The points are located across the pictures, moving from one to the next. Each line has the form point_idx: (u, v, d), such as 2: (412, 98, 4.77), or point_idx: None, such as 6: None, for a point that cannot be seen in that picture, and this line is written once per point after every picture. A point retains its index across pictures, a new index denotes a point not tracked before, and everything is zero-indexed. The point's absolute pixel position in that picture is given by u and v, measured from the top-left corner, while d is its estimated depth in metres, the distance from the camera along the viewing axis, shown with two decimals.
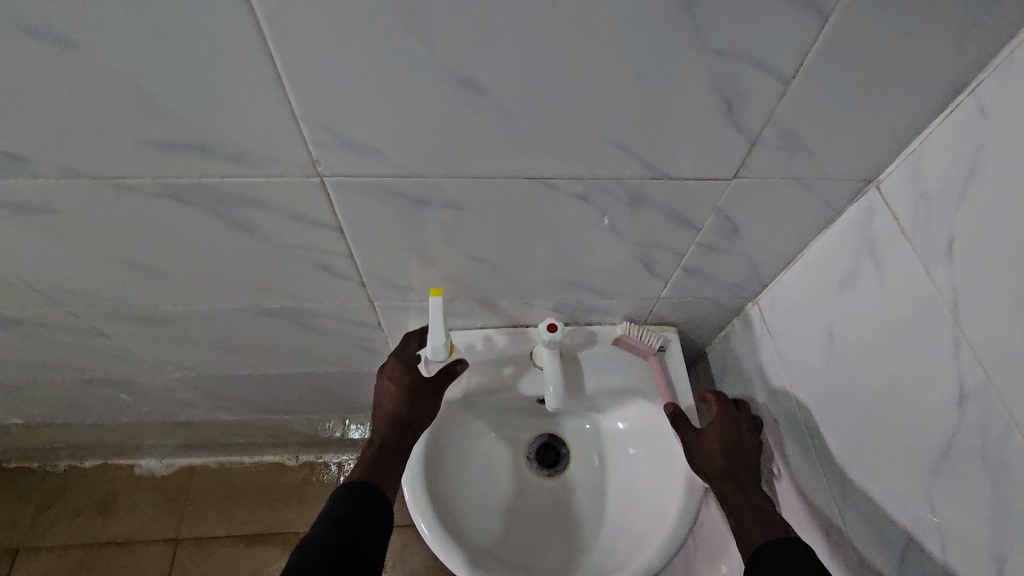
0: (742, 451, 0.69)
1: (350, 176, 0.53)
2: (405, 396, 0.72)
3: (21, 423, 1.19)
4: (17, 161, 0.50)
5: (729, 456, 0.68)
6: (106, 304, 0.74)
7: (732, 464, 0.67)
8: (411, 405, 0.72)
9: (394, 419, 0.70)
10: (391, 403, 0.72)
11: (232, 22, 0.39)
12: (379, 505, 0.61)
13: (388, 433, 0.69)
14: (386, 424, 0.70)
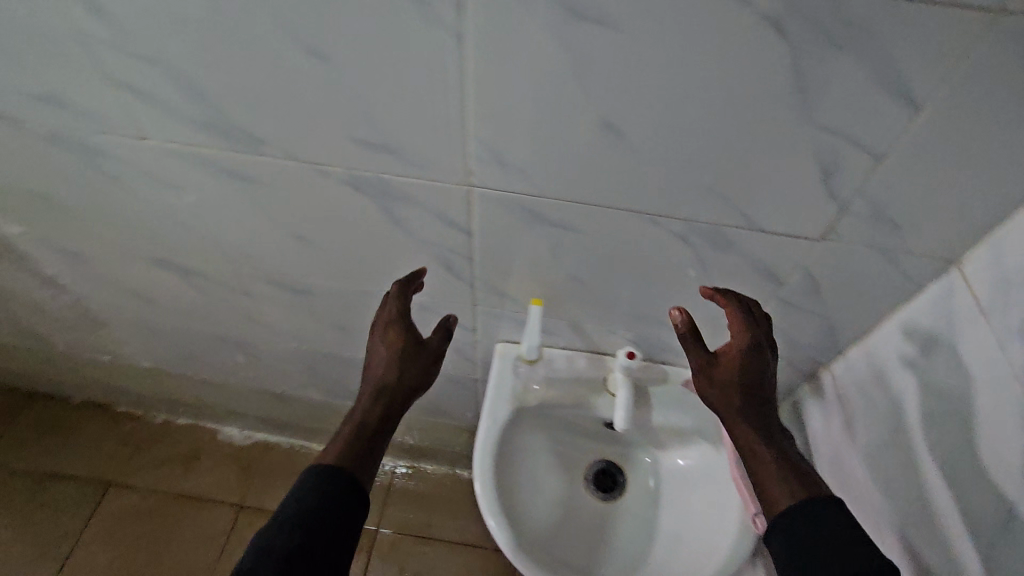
0: (762, 384, 0.65)
1: (493, 189, 0.65)
2: (399, 356, 0.74)
3: (149, 368, 1.39)
4: (254, 143, 0.66)
5: (749, 392, 0.65)
6: (264, 268, 0.89)
7: (750, 408, 0.64)
8: (401, 369, 0.73)
9: (377, 390, 0.72)
10: (380, 368, 0.73)
11: (448, 58, 0.53)
12: (347, 497, 0.62)
13: (370, 406, 0.71)
14: (369, 396, 0.71)
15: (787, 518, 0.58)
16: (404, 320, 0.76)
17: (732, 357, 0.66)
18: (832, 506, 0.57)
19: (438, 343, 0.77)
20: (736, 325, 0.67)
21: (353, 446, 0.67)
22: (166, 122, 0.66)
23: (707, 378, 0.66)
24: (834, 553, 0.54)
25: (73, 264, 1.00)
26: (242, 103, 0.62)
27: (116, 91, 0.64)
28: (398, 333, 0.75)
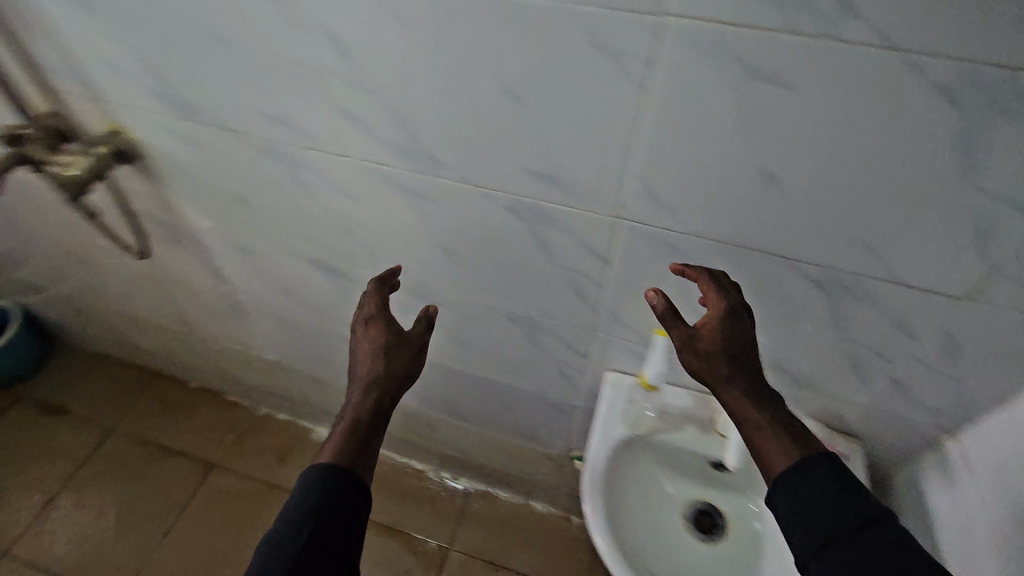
0: (746, 347, 0.67)
1: (640, 223, 0.72)
2: (383, 350, 0.77)
3: (271, 361, 1.53)
4: (434, 165, 0.77)
5: (732, 359, 0.66)
6: (407, 278, 1.00)
7: (742, 375, 0.65)
8: (388, 359, 0.76)
9: (367, 382, 0.74)
10: (368, 362, 0.76)
11: (627, 104, 0.61)
12: (345, 490, 0.65)
13: (359, 398, 0.73)
14: (358, 391, 0.73)
15: (791, 478, 0.62)
16: (382, 315, 0.81)
17: (709, 328, 0.67)
18: (829, 465, 0.62)
19: (419, 331, 0.81)
20: (709, 294, 0.69)
21: (348, 435, 0.70)
22: (364, 142, 0.78)
23: (692, 352, 0.66)
24: (836, 509, 0.59)
25: (241, 259, 1.15)
26: (434, 131, 0.72)
27: (333, 114, 0.76)
28: (378, 327, 0.79)
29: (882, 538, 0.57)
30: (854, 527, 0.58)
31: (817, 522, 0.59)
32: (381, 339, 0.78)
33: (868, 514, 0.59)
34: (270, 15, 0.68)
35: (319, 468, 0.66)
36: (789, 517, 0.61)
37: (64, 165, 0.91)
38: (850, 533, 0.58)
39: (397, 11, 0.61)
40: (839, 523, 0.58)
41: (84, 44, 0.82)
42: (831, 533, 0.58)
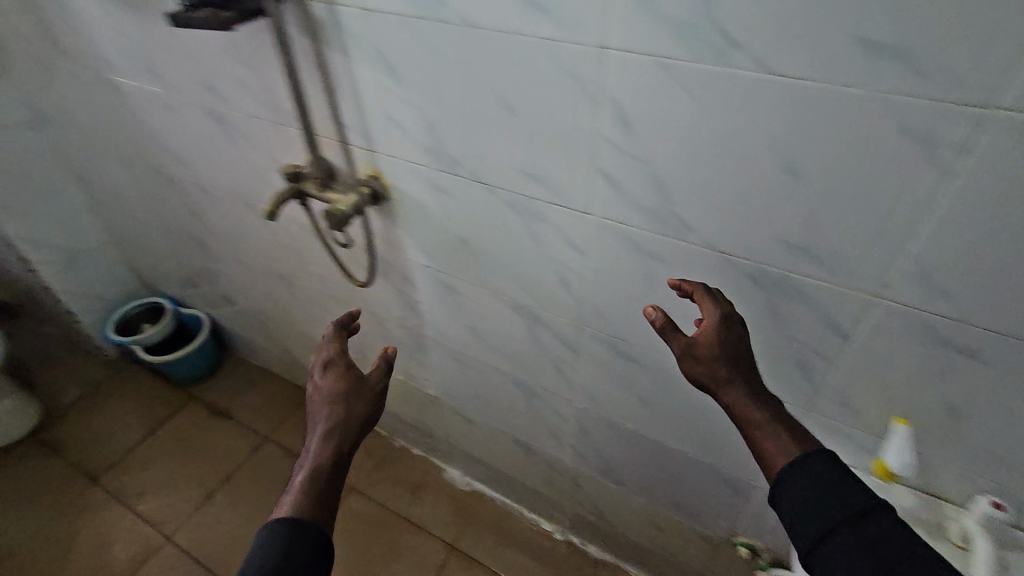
0: (741, 353, 0.78)
1: (904, 304, 0.72)
2: (347, 396, 0.92)
3: (428, 396, 1.61)
4: (682, 229, 0.82)
5: (728, 364, 0.78)
6: (612, 332, 1.04)
7: (737, 376, 0.77)
8: (349, 406, 0.92)
9: (328, 429, 0.88)
10: (334, 407, 0.91)
11: (925, 191, 0.63)
12: (305, 529, 0.78)
13: (321, 444, 0.87)
14: (317, 434, 0.88)
15: (795, 475, 0.71)
16: (343, 361, 0.96)
17: (706, 336, 0.78)
18: (823, 461, 0.71)
19: (377, 377, 0.96)
20: (707, 304, 0.80)
21: (319, 482, 0.83)
22: (613, 204, 0.85)
23: (699, 360, 0.78)
24: (837, 503, 0.68)
25: (441, 298, 1.26)
26: (693, 199, 0.78)
27: (592, 178, 0.84)
28: (338, 372, 0.95)
29: (880, 529, 0.65)
30: (850, 517, 0.67)
31: (816, 513, 0.68)
32: (347, 386, 0.93)
33: (862, 504, 0.67)
34: (565, 90, 0.78)
35: (290, 519, 0.78)
36: (793, 510, 0.70)
37: (337, 204, 1.07)
38: (847, 522, 0.67)
39: (696, 92, 0.69)
40: (838, 513, 0.67)
41: (378, 106, 0.98)
42: (831, 523, 0.67)
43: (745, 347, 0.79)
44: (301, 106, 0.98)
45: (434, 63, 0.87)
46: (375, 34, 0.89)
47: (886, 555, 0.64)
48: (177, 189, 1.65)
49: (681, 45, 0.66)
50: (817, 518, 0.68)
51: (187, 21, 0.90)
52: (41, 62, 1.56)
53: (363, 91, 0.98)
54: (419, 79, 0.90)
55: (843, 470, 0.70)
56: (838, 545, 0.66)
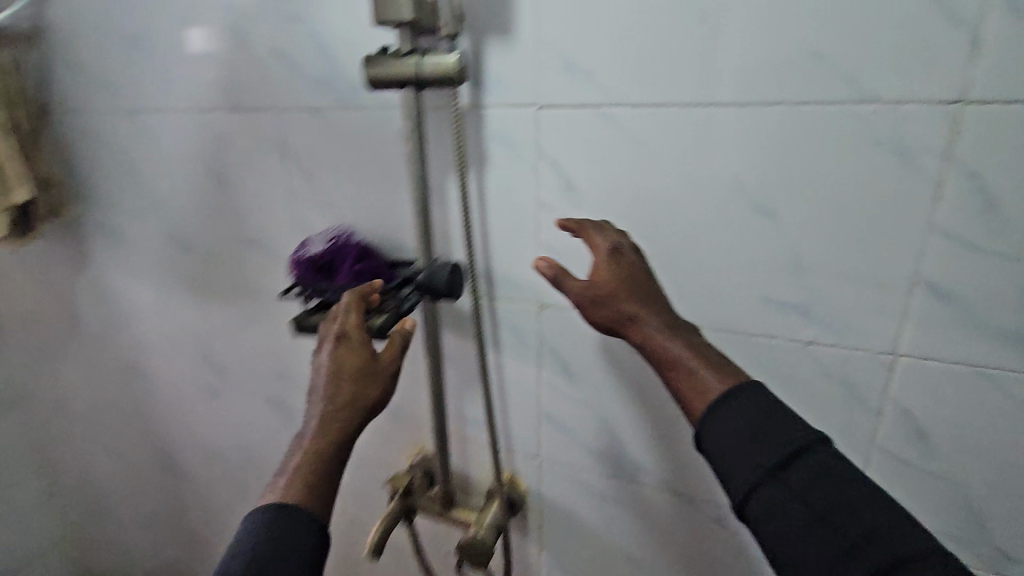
0: (646, 282, 0.60)
1: None
2: (359, 374, 0.59)
3: None
4: (1000, 559, 0.62)
5: (632, 296, 0.59)
6: None
7: (639, 302, 0.59)
8: (360, 387, 0.59)
9: (329, 416, 0.57)
10: (342, 388, 0.58)
11: None
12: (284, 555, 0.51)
13: (318, 430, 0.57)
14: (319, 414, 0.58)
15: (720, 417, 0.51)
16: (355, 332, 0.61)
17: (600, 275, 0.60)
18: (749, 394, 0.51)
19: (394, 355, 0.62)
20: (596, 237, 0.63)
21: (307, 486, 0.55)
22: None
23: (594, 302, 0.60)
24: (771, 444, 0.48)
25: None
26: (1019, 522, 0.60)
27: None
28: (348, 346, 0.60)
29: (813, 468, 0.47)
30: (785, 462, 0.48)
31: (748, 466, 0.48)
32: (355, 362, 0.59)
33: (795, 440, 0.48)
34: (832, 399, 0.63)
35: (263, 534, 0.52)
36: (717, 457, 0.51)
37: (472, 528, 0.81)
38: (778, 471, 0.48)
39: None
40: (772, 460, 0.48)
41: (528, 403, 0.80)
42: (756, 473, 0.48)
43: (648, 277, 0.61)
44: (440, 410, 0.78)
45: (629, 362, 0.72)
46: (547, 330, 0.75)
47: (819, 508, 0.46)
48: (185, 484, 1.32)
49: (1013, 354, 0.54)
50: (747, 468, 0.48)
51: None
52: (37, 347, 1.31)
53: (514, 386, 0.80)
54: (603, 379, 0.74)
55: (768, 402, 0.50)
56: (786, 512, 0.47)
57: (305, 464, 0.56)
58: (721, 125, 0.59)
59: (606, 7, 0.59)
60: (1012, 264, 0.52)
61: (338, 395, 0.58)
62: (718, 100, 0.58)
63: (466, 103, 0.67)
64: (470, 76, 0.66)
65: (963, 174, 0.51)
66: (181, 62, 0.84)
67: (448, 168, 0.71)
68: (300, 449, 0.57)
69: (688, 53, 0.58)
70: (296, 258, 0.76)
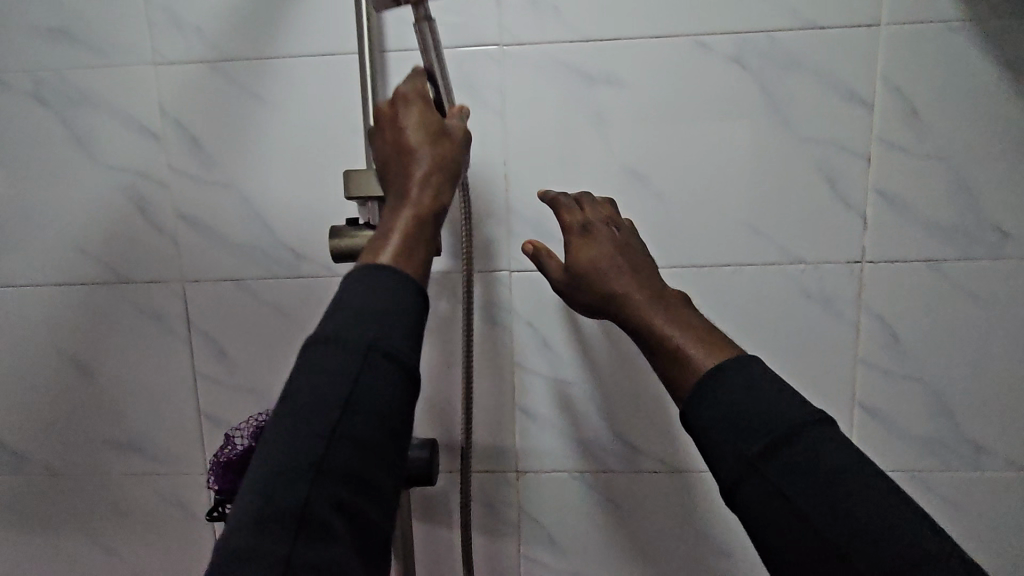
0: (634, 253, 0.53)
1: None
2: (435, 134, 0.49)
3: None
4: None
5: (623, 270, 0.51)
6: None
7: (629, 276, 0.51)
8: (439, 146, 0.49)
9: (423, 174, 0.48)
10: (426, 148, 0.49)
11: None
12: (388, 305, 0.42)
13: (414, 188, 0.48)
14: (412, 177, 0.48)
15: (697, 407, 0.44)
16: (419, 94, 0.51)
17: (579, 254, 0.53)
18: (736, 376, 0.44)
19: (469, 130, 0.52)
20: (568, 215, 0.56)
21: (408, 243, 0.45)
22: None
23: (572, 281, 0.54)
24: (755, 430, 0.41)
25: None
26: None
27: None
28: (421, 109, 0.50)
29: (799, 456, 0.40)
30: (771, 447, 0.41)
31: (725, 455, 0.42)
32: (431, 128, 0.50)
33: (784, 423, 0.41)
34: None
35: (352, 286, 0.42)
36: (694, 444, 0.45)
37: None
38: (762, 461, 0.41)
39: (953, 495, 0.66)
40: (756, 446, 0.41)
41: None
42: (742, 462, 0.41)
43: (633, 249, 0.53)
44: None
45: (637, 508, 0.69)
46: (527, 497, 0.70)
47: (803, 498, 0.40)
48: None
49: (932, 456, 0.66)
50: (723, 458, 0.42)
51: None
52: None
53: (490, 565, 0.72)
54: (590, 539, 0.70)
55: (765, 377, 0.43)
56: (766, 507, 0.41)
57: (403, 217, 0.46)
58: (692, 287, 0.65)
59: (577, 173, 0.63)
60: (918, 383, 0.65)
61: (425, 157, 0.49)
62: (686, 261, 0.64)
63: (448, 271, 0.66)
64: (446, 247, 0.65)
65: (872, 316, 0.64)
66: (38, 229, 0.67)
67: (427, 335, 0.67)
68: (397, 209, 0.47)
69: (656, 217, 0.63)
70: (219, 462, 0.61)
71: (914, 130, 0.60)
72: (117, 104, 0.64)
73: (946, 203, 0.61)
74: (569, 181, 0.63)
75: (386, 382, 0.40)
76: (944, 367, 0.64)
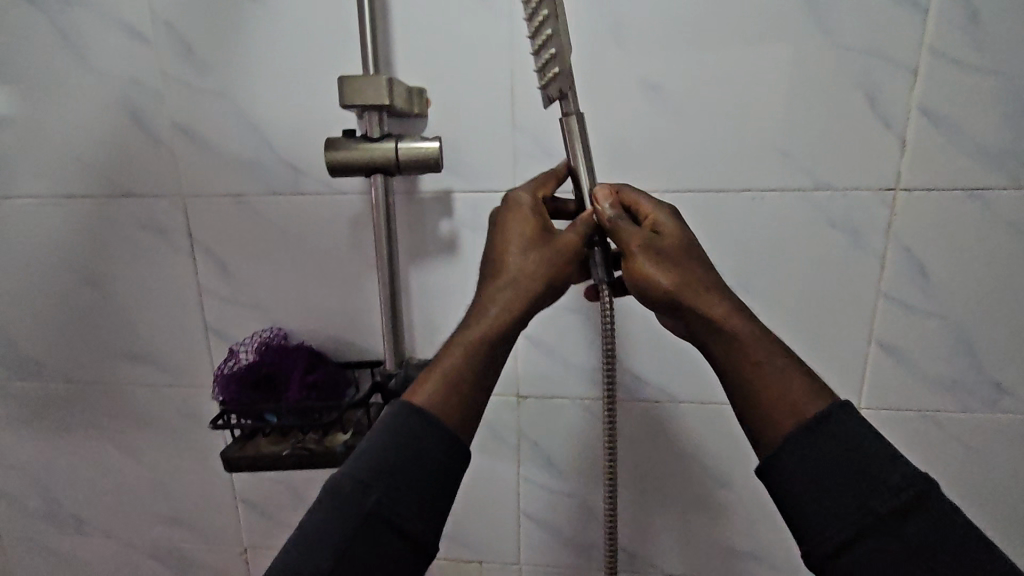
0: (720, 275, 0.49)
1: None
2: (526, 249, 0.48)
3: None
4: None
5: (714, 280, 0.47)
6: None
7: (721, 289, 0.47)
8: (524, 261, 0.48)
9: (501, 291, 0.47)
10: (512, 266, 0.48)
11: None
12: (412, 465, 0.42)
13: (485, 302, 0.47)
14: (491, 293, 0.48)
15: (803, 457, 0.42)
16: (529, 203, 0.51)
17: (674, 245, 0.48)
18: (845, 424, 0.42)
19: (582, 237, 0.49)
20: (655, 212, 0.50)
21: (450, 374, 0.45)
22: None
23: (657, 257, 0.47)
24: (887, 485, 0.40)
25: None
26: None
27: None
28: (521, 215, 0.50)
29: (932, 515, 0.39)
30: (903, 507, 0.39)
31: (844, 509, 0.40)
32: (531, 234, 0.49)
33: (914, 480, 0.40)
34: None
35: (396, 423, 0.44)
36: (799, 485, 0.41)
37: None
38: (892, 519, 0.39)
39: (966, 434, 0.64)
40: (887, 504, 0.39)
41: (507, 500, 0.73)
42: (867, 518, 0.39)
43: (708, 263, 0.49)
44: None
45: (656, 451, 0.69)
46: (526, 421, 0.70)
47: (940, 554, 0.38)
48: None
49: (948, 395, 0.63)
50: (848, 512, 0.40)
51: (263, 461, 0.60)
52: None
53: (487, 484, 0.73)
54: (590, 464, 0.71)
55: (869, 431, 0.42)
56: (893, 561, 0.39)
57: (461, 342, 0.46)
58: (712, 211, 0.61)
59: (595, 87, 0.59)
60: (942, 321, 0.61)
61: (511, 266, 0.48)
62: (708, 183, 0.60)
63: (456, 189, 0.63)
64: (456, 164, 0.62)
65: (901, 248, 0.60)
66: (38, 137, 0.66)
67: (432, 256, 0.65)
68: (465, 325, 0.47)
69: (677, 136, 0.59)
70: (224, 374, 0.62)
71: (970, 40, 0.54)
72: (107, 4, 0.61)
73: (998, 123, 0.55)
74: (586, 95, 0.59)
75: (387, 561, 0.41)
76: (973, 304, 0.60)
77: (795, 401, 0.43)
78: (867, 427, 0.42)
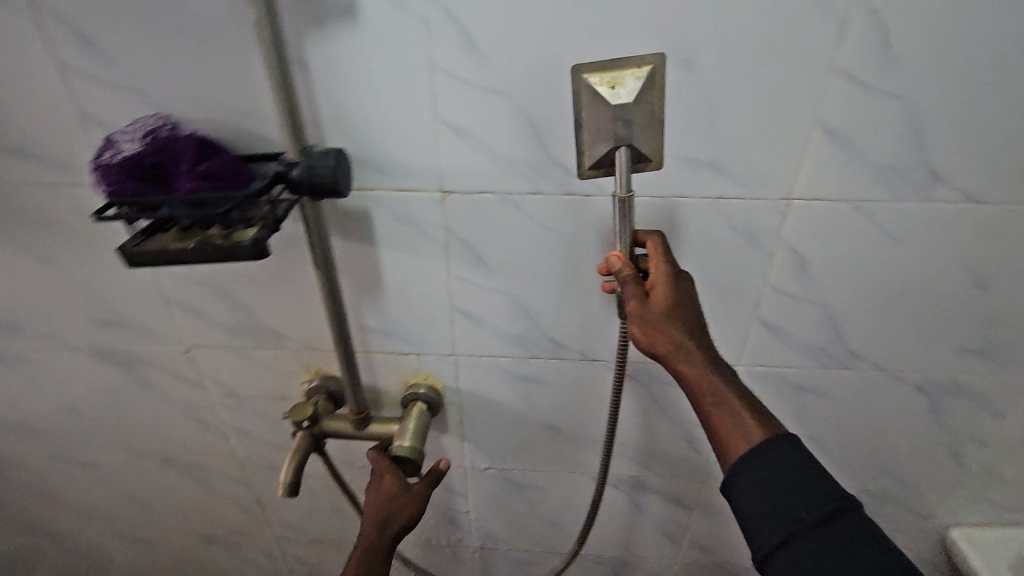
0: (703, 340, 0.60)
1: None
2: (387, 499, 0.71)
3: None
4: (849, 357, 0.75)
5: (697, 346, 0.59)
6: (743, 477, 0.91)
7: (699, 356, 0.59)
8: (391, 507, 0.70)
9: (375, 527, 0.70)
10: (377, 511, 0.71)
11: None
12: None
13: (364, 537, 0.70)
14: (369, 528, 0.70)
15: (749, 476, 0.54)
16: (383, 463, 0.74)
17: (658, 322, 0.59)
18: (782, 455, 0.54)
19: (426, 489, 0.72)
20: (657, 283, 0.60)
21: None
22: (771, 349, 0.75)
23: (641, 321, 0.59)
24: (818, 501, 0.52)
25: (497, 501, 0.98)
26: (868, 324, 0.72)
27: (753, 327, 0.73)
28: (383, 470, 0.73)
29: (850, 529, 0.51)
30: (826, 517, 0.51)
31: (782, 514, 0.52)
32: (392, 487, 0.72)
33: (837, 502, 0.52)
34: (735, 249, 0.67)
35: None
36: (744, 496, 0.54)
37: (399, 442, 0.76)
38: (820, 524, 0.51)
39: (888, 224, 0.64)
40: (816, 517, 0.51)
41: (437, 299, 0.74)
42: (799, 524, 0.51)
43: (700, 331, 0.60)
44: (337, 314, 0.68)
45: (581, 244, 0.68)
46: (452, 218, 0.67)
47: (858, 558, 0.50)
48: None
49: (881, 185, 0.61)
50: (782, 519, 0.52)
51: (166, 257, 0.56)
52: None
53: (416, 285, 0.73)
54: (519, 261, 0.70)
55: (802, 456, 0.54)
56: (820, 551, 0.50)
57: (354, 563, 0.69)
58: None
59: None
60: (893, 102, 0.56)
61: (372, 511, 0.71)
62: None
63: None
64: None
65: (865, 10, 0.52)
66: None
67: (330, 26, 0.55)
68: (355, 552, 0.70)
69: None
70: (104, 163, 0.55)
71: None
72: None
73: None
74: None
75: None
76: (928, 81, 0.55)
77: (745, 433, 0.56)
78: (799, 450, 0.55)
